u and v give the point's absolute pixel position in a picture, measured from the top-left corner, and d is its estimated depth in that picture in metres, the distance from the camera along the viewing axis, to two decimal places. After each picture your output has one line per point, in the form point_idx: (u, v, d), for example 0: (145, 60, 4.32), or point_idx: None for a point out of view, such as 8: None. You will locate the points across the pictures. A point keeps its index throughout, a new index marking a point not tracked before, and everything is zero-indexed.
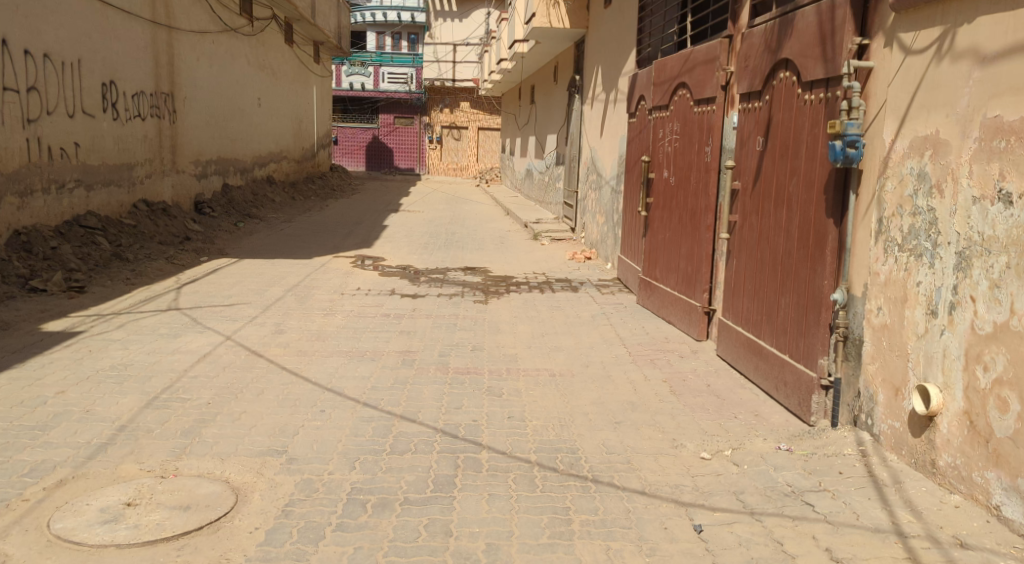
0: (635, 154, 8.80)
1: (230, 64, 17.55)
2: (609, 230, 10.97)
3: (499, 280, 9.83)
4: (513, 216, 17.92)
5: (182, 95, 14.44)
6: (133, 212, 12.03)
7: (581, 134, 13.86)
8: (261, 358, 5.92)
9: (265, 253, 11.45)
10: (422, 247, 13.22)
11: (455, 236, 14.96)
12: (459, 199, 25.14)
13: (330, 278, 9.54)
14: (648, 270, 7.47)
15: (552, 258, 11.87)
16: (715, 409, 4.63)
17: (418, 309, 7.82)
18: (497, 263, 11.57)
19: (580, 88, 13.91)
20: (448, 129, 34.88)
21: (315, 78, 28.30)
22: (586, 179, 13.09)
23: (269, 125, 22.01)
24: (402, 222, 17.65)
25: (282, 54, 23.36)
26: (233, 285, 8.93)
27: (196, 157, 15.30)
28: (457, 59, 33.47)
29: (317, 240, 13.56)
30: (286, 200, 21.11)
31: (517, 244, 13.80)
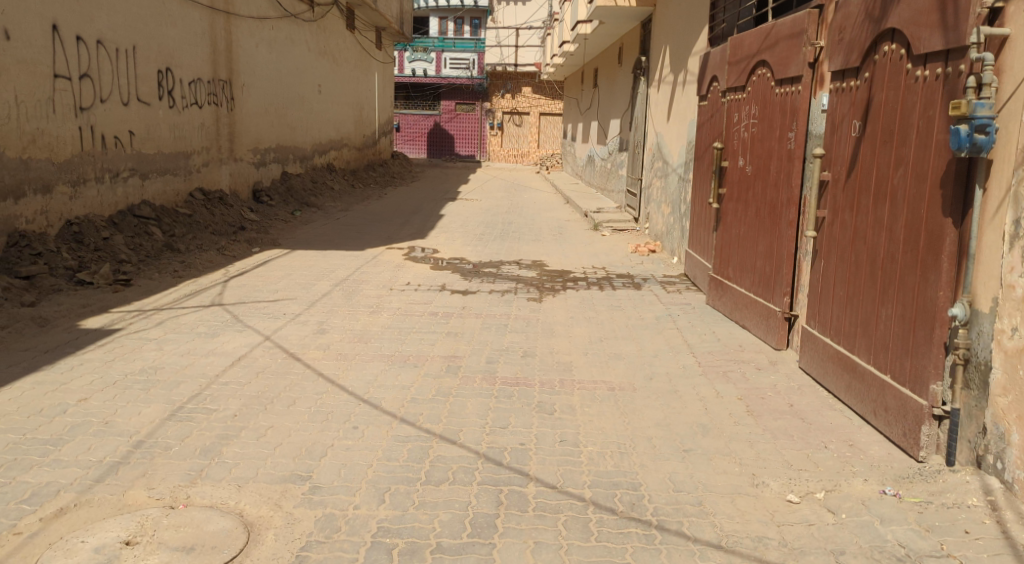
0: (705, 139, 8.17)
1: (290, 50, 17.28)
2: (674, 222, 10.35)
3: (556, 276, 9.29)
4: (574, 204, 17.37)
5: (240, 80, 14.11)
6: (189, 202, 11.53)
7: (645, 119, 13.21)
8: (299, 362, 5.50)
9: (317, 244, 11.14)
10: (477, 238, 12.76)
11: (512, 226, 14.50)
12: (519, 186, 24.70)
13: (380, 272, 9.16)
14: (720, 267, 6.87)
15: (614, 250, 11.29)
16: (800, 436, 4.03)
17: (468, 308, 7.34)
18: (555, 255, 11.04)
19: (646, 71, 13.24)
20: (510, 115, 34.38)
21: (376, 63, 27.98)
22: (651, 167, 12.44)
23: (329, 111, 21.74)
24: (460, 210, 17.25)
25: (343, 40, 23.08)
26: (280, 278, 8.59)
27: (254, 145, 15.07)
28: (520, 43, 33.18)
29: (372, 230, 13.25)
30: (345, 187, 20.89)
31: (577, 235, 13.25)
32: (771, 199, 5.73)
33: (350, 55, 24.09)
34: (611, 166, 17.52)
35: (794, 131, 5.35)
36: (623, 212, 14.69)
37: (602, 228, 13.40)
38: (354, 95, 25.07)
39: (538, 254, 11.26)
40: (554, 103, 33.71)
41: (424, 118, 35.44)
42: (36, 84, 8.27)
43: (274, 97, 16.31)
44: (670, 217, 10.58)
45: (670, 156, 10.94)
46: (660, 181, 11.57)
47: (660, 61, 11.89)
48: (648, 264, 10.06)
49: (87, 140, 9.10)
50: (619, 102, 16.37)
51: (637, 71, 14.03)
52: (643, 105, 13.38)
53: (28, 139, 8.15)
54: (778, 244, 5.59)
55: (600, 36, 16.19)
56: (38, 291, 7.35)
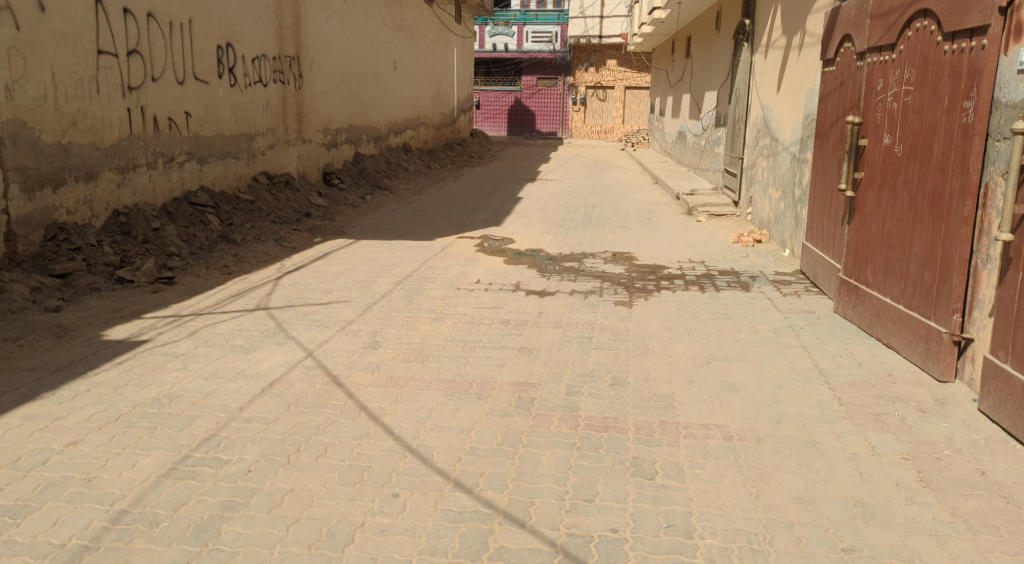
0: (832, 113, 7.15)
1: (362, 25, 16.47)
2: (785, 211, 9.14)
3: (648, 273, 8.20)
4: (662, 185, 16.24)
5: (309, 56, 13.27)
6: (252, 186, 10.79)
7: (748, 92, 11.91)
8: (343, 387, 4.57)
9: (385, 232, 10.36)
10: (557, 225, 11.74)
11: (596, 210, 13.45)
12: (602, 165, 23.55)
13: (450, 268, 8.27)
14: (857, 268, 6.06)
15: (711, 239, 10.12)
16: (1008, 530, 3.16)
17: (546, 317, 6.36)
18: (645, 246, 9.93)
19: (750, 36, 11.92)
20: (593, 89, 33.08)
21: (455, 37, 26.88)
22: (755, 145, 11.19)
23: (405, 88, 20.86)
24: (539, 192, 16.31)
25: (419, 12, 22.06)
26: (340, 273, 7.75)
27: (325, 125, 14.31)
28: (605, 14, 31.61)
29: (445, 215, 12.43)
30: (420, 168, 20.11)
31: (668, 221, 12.11)
32: (936, 187, 4.98)
33: (427, 28, 23.05)
34: (704, 142, 16.21)
35: (974, 101, 4.62)
36: (719, 194, 13.45)
37: (697, 213, 12.22)
38: (432, 71, 24.14)
39: (625, 243, 10.15)
40: (640, 76, 32.35)
41: (504, 94, 34.38)
42: (78, 61, 7.23)
43: (347, 74, 15.53)
44: (780, 204, 9.39)
45: (780, 134, 9.71)
46: (767, 163, 10.33)
47: (771, 23, 10.54)
48: (753, 257, 8.89)
49: (137, 123, 8.05)
50: (716, 72, 15.05)
51: (739, 38, 12.69)
52: (746, 75, 12.06)
53: (69, 122, 7.13)
54: (947, 245, 4.81)
55: None
56: (73, 291, 6.47)
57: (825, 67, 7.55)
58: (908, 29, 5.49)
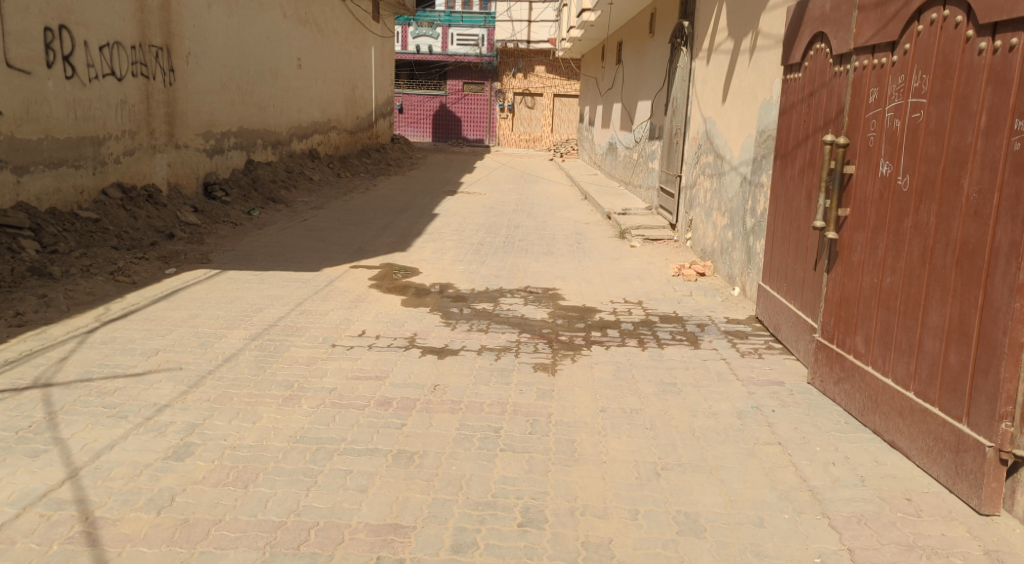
0: (800, 130, 5.70)
1: (252, 16, 14.79)
2: (735, 241, 7.72)
3: (576, 318, 6.71)
4: (593, 201, 14.89)
5: (184, 48, 12.09)
6: (100, 202, 9.57)
7: (687, 102, 10.61)
8: (95, 544, 2.99)
9: (263, 260, 8.70)
10: (471, 249, 10.22)
11: (519, 231, 11.99)
12: (528, 176, 22.13)
13: (329, 312, 6.68)
14: (839, 331, 4.60)
15: (649, 272, 8.74)
16: None
17: (443, 392, 4.82)
18: (572, 279, 8.50)
19: (690, 39, 10.58)
20: (522, 96, 31.67)
21: (372, 36, 25.17)
22: (696, 163, 9.82)
23: (312, 89, 19.10)
24: (458, 207, 14.77)
25: (329, 9, 20.36)
26: (179, 322, 6.13)
27: (206, 129, 12.93)
28: (533, 18, 30.42)
29: (343, 237, 10.76)
30: (328, 178, 18.37)
31: (598, 246, 10.81)
32: (966, 237, 3.56)
33: (338, 25, 21.34)
34: (637, 155, 14.91)
35: None
36: (654, 215, 12.13)
37: (630, 238, 10.96)
38: (346, 72, 22.44)
39: (549, 275, 8.70)
40: (569, 83, 31.11)
41: (427, 99, 32.71)
42: None
43: (230, 70, 13.80)
44: (728, 233, 7.95)
45: (727, 151, 8.30)
46: (712, 183, 8.91)
47: (713, 24, 9.26)
48: (699, 298, 7.47)
49: None
50: (650, 80, 13.77)
51: (677, 43, 11.39)
52: (686, 82, 10.67)
53: None
54: (986, 322, 3.40)
55: None
56: None
57: (787, 73, 6.08)
58: (914, 21, 4.06)
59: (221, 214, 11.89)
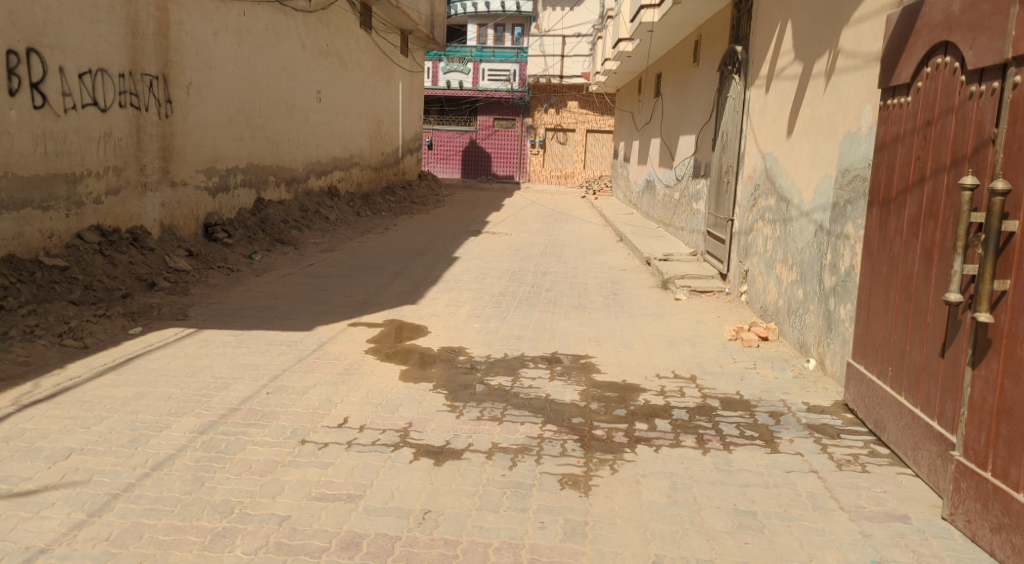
0: (909, 170, 4.34)
1: (265, 46, 13.82)
2: (808, 302, 6.35)
3: (615, 403, 5.35)
4: (630, 244, 13.59)
5: (186, 77, 11.03)
6: (72, 247, 8.49)
7: (741, 136, 9.31)
8: None
9: (247, 318, 7.54)
10: (492, 301, 8.96)
11: (547, 278, 10.70)
12: (559, 215, 20.88)
13: (309, 390, 5.44)
14: (998, 454, 3.28)
15: (699, 335, 7.40)
16: None
17: (433, 525, 3.55)
18: (609, 341, 7.18)
19: (744, 65, 9.31)
20: (553, 131, 30.65)
21: (400, 70, 24.27)
22: (752, 206, 8.49)
23: (332, 123, 18.10)
24: (481, 249, 13.55)
25: (354, 41, 19.51)
26: (116, 406, 4.93)
27: (209, 165, 11.88)
28: (565, 53, 29.35)
29: (348, 285, 9.56)
30: (347, 216, 17.30)
31: (637, 298, 9.50)
32: None
33: (363, 58, 20.47)
34: (679, 194, 13.62)
35: None
36: (700, 263, 10.80)
37: (675, 290, 9.64)
38: (371, 106, 21.53)
39: (580, 336, 7.39)
40: (603, 119, 29.87)
41: (457, 134, 31.79)
42: None
43: (238, 102, 12.78)
44: (799, 291, 6.59)
45: (796, 194, 6.95)
46: (775, 231, 7.55)
47: (774, 48, 7.97)
48: (766, 373, 6.09)
49: None
50: (695, 112, 12.47)
51: (728, 71, 10.11)
52: (740, 115, 9.37)
53: None
54: None
55: (670, 24, 12.37)
56: None
57: (887, 97, 4.72)
58: None
59: (220, 259, 10.74)
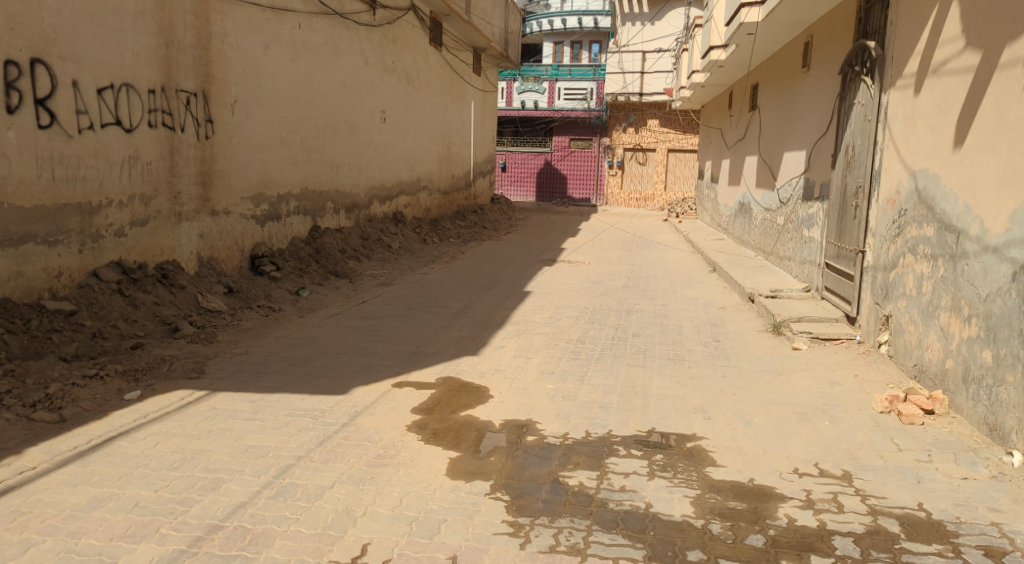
0: None
1: (326, 61, 12.71)
2: (1002, 372, 4.75)
3: (745, 524, 3.83)
4: (726, 277, 11.93)
5: (231, 94, 9.65)
6: (86, 287, 7.29)
7: (880, 151, 7.67)
8: None
9: (273, 375, 6.20)
10: (570, 352, 7.44)
11: (634, 320, 9.13)
12: (641, 240, 19.26)
13: (322, 497, 4.00)
14: None
15: (838, 407, 5.73)
16: None
17: None
18: (721, 415, 5.58)
19: (880, 64, 7.72)
20: (632, 151, 28.93)
21: (472, 90, 23.09)
22: (897, 235, 6.97)
23: (399, 145, 16.98)
24: (557, 281, 12.08)
25: (423, 58, 18.43)
26: (58, 524, 3.69)
27: (257, 191, 10.58)
28: (646, 69, 27.87)
29: (401, 329, 8.19)
30: (413, 244, 16.08)
31: (746, 348, 7.86)
32: None
33: (433, 75, 19.33)
34: (784, 218, 11.94)
35: None
36: (818, 302, 9.13)
37: (794, 336, 8.01)
38: (442, 127, 20.38)
39: (683, 404, 5.81)
40: (686, 137, 28.09)
41: (532, 156, 30.46)
42: None
43: (294, 122, 11.62)
44: (982, 353, 4.97)
45: (978, 223, 5.32)
46: (938, 269, 5.93)
47: (939, 37, 6.22)
48: (948, 470, 4.47)
49: None
50: (807, 125, 10.84)
51: (857, 74, 8.52)
52: (875, 124, 7.79)
53: None
54: None
55: (777, 24, 10.81)
56: None
57: None
58: None
59: (263, 296, 9.41)
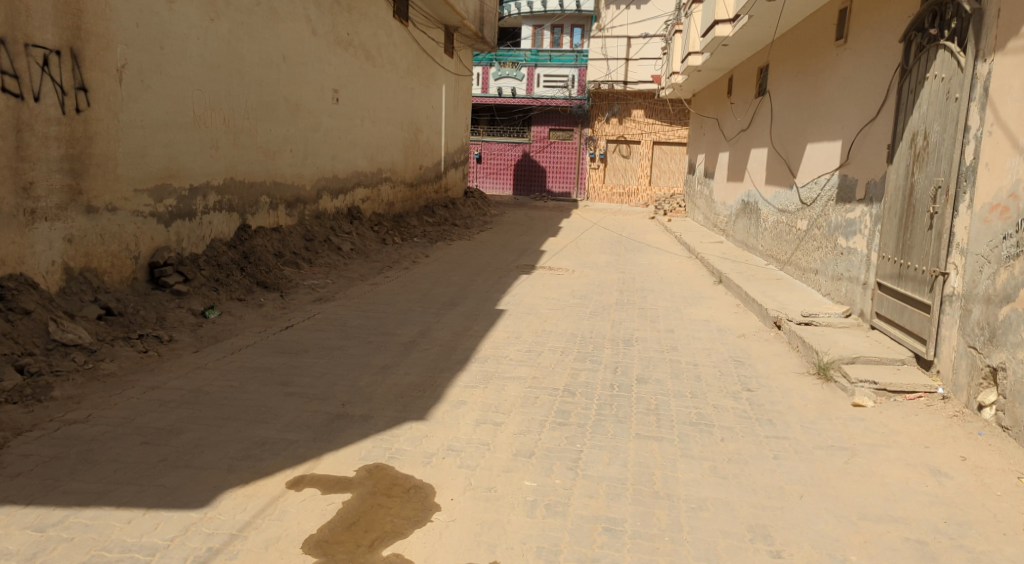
0: None
1: (261, 26, 10.56)
2: None
3: None
4: (739, 293, 9.95)
5: (116, 56, 7.49)
6: None
7: (978, 139, 5.68)
8: None
9: (100, 467, 4.05)
10: (555, 414, 5.37)
11: (635, 358, 7.04)
12: (629, 241, 17.29)
13: None
14: None
15: (973, 531, 3.87)
16: None
17: None
18: (798, 550, 3.69)
19: (974, 22, 5.85)
20: (616, 143, 26.92)
21: (443, 72, 20.91)
22: (1016, 258, 5.06)
23: (356, 130, 14.81)
24: (535, 296, 10.01)
25: (386, 32, 16.30)
26: None
27: (162, 181, 8.38)
28: (631, 56, 26.01)
29: (326, 373, 6.04)
30: (369, 245, 13.95)
31: (793, 406, 5.81)
32: None
33: (398, 53, 17.18)
34: (808, 224, 10.06)
35: None
36: (868, 333, 7.21)
37: (854, 387, 5.99)
38: (408, 112, 18.24)
39: (732, 525, 3.86)
40: (672, 129, 26.29)
41: (509, 146, 28.26)
42: None
43: (216, 97, 9.46)
44: None
45: None
46: None
47: None
48: None
49: None
50: (845, 110, 8.87)
51: (933, 40, 6.58)
52: (964, 101, 5.86)
53: None
54: None
55: None
56: None
57: None
58: None
59: (151, 320, 7.20)
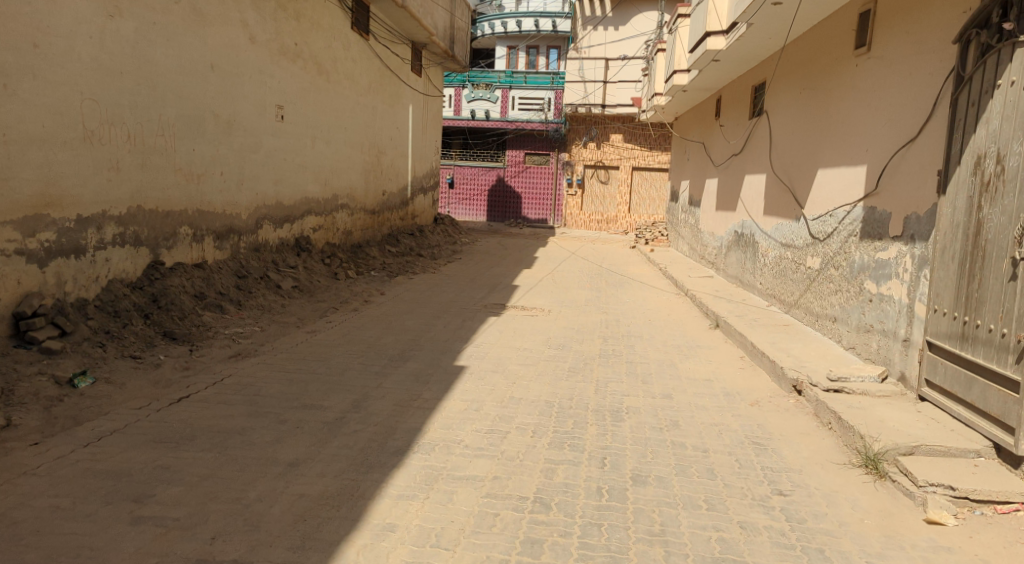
0: None
1: (182, 29, 9.00)
2: None
3: None
4: (744, 342, 8.41)
5: None
6: None
7: None
8: None
9: None
10: (519, 550, 3.88)
11: (627, 442, 5.44)
12: (610, 274, 15.80)
13: None
14: None
15: None
16: None
17: None
18: None
19: None
20: (594, 168, 25.62)
21: (410, 91, 19.38)
22: None
23: (306, 151, 13.19)
24: (504, 346, 8.44)
25: (344, 43, 14.75)
26: None
27: (34, 212, 6.77)
28: (610, 78, 24.51)
29: (206, 479, 4.39)
30: (317, 281, 12.30)
31: (842, 524, 4.24)
32: None
33: (357, 68, 15.64)
34: (822, 262, 8.56)
35: None
36: (918, 409, 5.67)
37: (925, 494, 4.45)
38: (370, 132, 16.67)
39: None
40: (652, 154, 25.06)
41: (483, 171, 26.61)
42: None
43: (120, 110, 7.86)
44: None
45: None
46: None
47: None
48: None
49: None
50: (872, 129, 7.41)
51: (1008, 37, 5.15)
52: None
53: None
54: None
55: None
56: None
57: None
58: None
59: None
